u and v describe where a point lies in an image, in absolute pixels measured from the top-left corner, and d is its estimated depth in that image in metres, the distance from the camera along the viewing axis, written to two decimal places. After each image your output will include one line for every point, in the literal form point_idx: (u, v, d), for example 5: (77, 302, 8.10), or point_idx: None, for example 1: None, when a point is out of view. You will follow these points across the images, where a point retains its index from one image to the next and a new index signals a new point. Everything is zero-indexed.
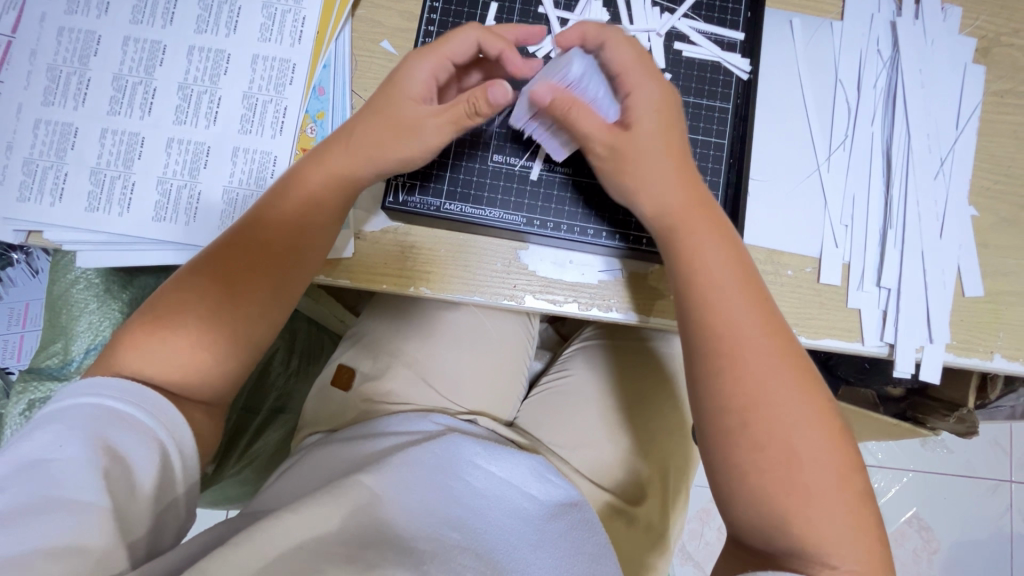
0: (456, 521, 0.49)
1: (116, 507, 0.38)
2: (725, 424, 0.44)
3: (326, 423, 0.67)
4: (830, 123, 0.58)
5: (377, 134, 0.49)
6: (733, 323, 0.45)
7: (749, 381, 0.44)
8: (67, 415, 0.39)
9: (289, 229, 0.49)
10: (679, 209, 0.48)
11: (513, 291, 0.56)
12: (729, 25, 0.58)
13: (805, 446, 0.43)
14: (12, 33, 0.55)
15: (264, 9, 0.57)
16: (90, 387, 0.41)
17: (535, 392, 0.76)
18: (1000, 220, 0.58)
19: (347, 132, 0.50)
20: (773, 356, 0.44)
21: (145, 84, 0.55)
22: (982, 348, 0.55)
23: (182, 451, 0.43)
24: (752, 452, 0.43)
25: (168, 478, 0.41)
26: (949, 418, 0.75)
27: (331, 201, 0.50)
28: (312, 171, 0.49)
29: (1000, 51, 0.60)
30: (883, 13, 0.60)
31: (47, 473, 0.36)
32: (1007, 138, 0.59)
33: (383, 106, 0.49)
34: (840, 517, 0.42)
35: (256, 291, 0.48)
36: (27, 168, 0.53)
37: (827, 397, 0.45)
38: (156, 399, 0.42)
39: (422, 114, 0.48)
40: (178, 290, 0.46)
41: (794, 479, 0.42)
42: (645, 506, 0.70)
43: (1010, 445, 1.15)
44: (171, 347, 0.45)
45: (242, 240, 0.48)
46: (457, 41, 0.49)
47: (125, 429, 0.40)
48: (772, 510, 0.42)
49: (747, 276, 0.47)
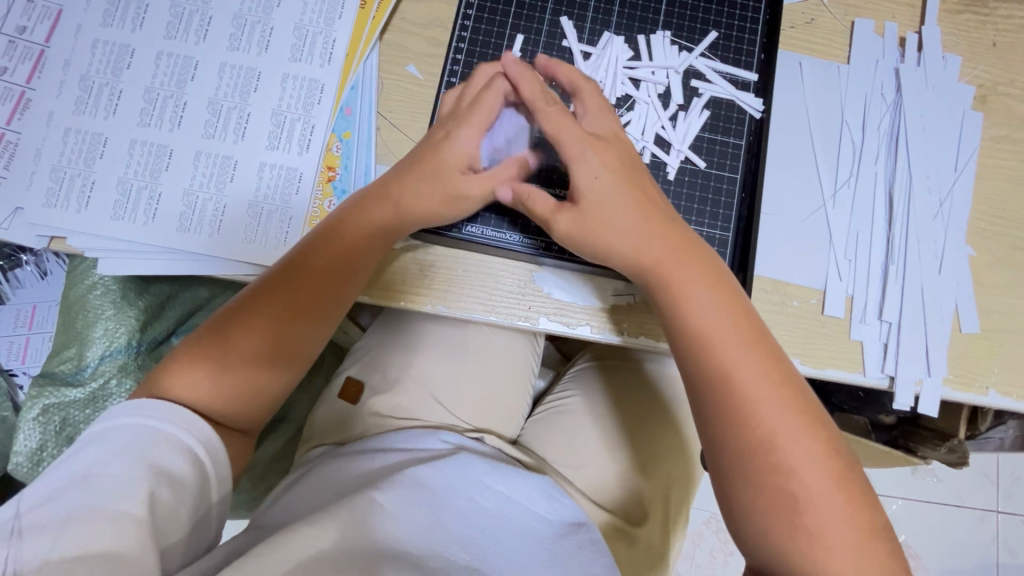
0: (465, 538, 0.50)
1: (156, 519, 0.39)
2: (734, 453, 0.46)
3: (334, 437, 0.68)
4: (836, 161, 0.61)
5: (425, 199, 0.52)
6: (717, 329, 0.48)
7: (751, 406, 0.46)
8: (117, 436, 0.41)
9: (323, 275, 0.50)
10: (653, 252, 0.50)
11: (528, 312, 0.58)
12: (743, 65, 0.61)
13: (807, 471, 0.44)
14: (46, 42, 0.56)
15: (297, 30, 0.58)
16: (136, 410, 0.43)
17: (537, 413, 0.77)
18: (995, 261, 0.60)
19: (392, 185, 0.52)
20: (766, 376, 0.47)
21: (176, 98, 0.56)
22: (977, 383, 0.58)
23: (217, 468, 0.45)
24: (757, 480, 0.45)
25: (204, 496, 0.44)
26: (941, 448, 0.80)
27: (379, 241, 0.52)
28: (350, 220, 0.52)
29: (995, 99, 0.63)
30: (887, 59, 0.63)
31: (90, 485, 0.38)
32: (1002, 181, 0.61)
33: (430, 175, 0.52)
34: (841, 528, 0.43)
35: (285, 323, 0.50)
36: (53, 175, 0.54)
37: (826, 421, 0.47)
38: (195, 421, 0.45)
39: (468, 188, 0.52)
40: (205, 335, 0.49)
41: (795, 507, 0.44)
42: (647, 528, 0.71)
43: (997, 476, 1.17)
44: (200, 383, 0.47)
45: (280, 273, 0.50)
46: (488, 102, 0.53)
47: (166, 450, 0.42)
48: (782, 541, 0.43)
49: (733, 293, 0.50)
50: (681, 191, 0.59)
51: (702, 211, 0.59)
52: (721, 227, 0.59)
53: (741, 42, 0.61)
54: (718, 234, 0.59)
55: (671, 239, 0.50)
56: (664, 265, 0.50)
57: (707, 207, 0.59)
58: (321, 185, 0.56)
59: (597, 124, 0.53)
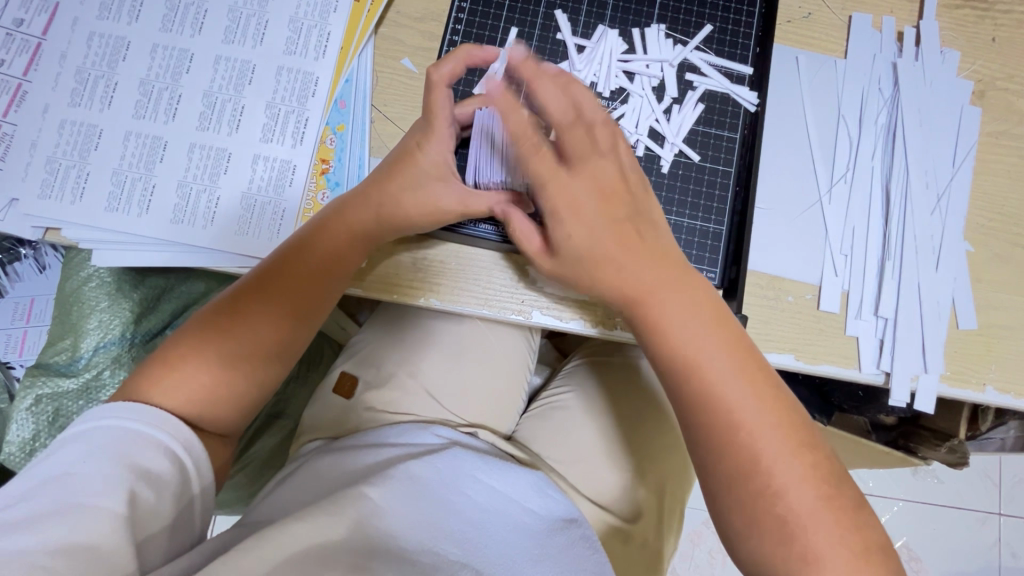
0: (459, 534, 0.50)
1: (133, 517, 0.39)
2: (721, 463, 0.45)
3: (327, 431, 0.68)
4: (833, 157, 0.60)
5: (406, 206, 0.51)
6: (705, 356, 0.46)
7: (738, 422, 0.45)
8: (92, 435, 0.41)
9: (305, 280, 0.51)
10: (644, 289, 0.48)
11: (521, 306, 0.57)
12: (739, 59, 0.61)
13: (795, 482, 0.44)
14: (42, 35, 0.57)
15: (292, 24, 0.58)
16: (112, 410, 0.44)
17: (532, 409, 0.76)
18: (993, 257, 0.59)
19: (370, 192, 0.52)
20: (747, 390, 0.46)
21: (171, 90, 0.56)
22: (975, 380, 0.57)
23: (196, 467, 0.45)
24: (744, 491, 0.45)
25: (184, 493, 0.44)
26: (941, 448, 0.78)
27: (360, 246, 0.52)
28: (331, 225, 0.52)
29: (995, 94, 0.62)
30: (885, 54, 0.62)
31: (67, 486, 0.39)
32: (1001, 177, 0.61)
33: (408, 183, 0.51)
34: (823, 522, 0.43)
35: (274, 328, 0.51)
36: (48, 166, 0.54)
37: (810, 429, 0.46)
38: (178, 423, 0.45)
39: (445, 196, 0.51)
40: (188, 340, 0.49)
41: (781, 520, 0.43)
42: (642, 524, 0.71)
43: (999, 478, 1.16)
44: (186, 381, 0.47)
45: (262, 279, 0.51)
46: (439, 102, 0.50)
47: (143, 447, 0.42)
48: (767, 552, 0.44)
49: (719, 315, 0.48)
50: (675, 184, 0.59)
51: (696, 204, 0.58)
52: (715, 220, 0.58)
53: (736, 36, 0.61)
54: (712, 227, 0.58)
55: (660, 269, 0.48)
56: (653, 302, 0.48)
57: (701, 200, 0.59)
58: (314, 178, 0.57)
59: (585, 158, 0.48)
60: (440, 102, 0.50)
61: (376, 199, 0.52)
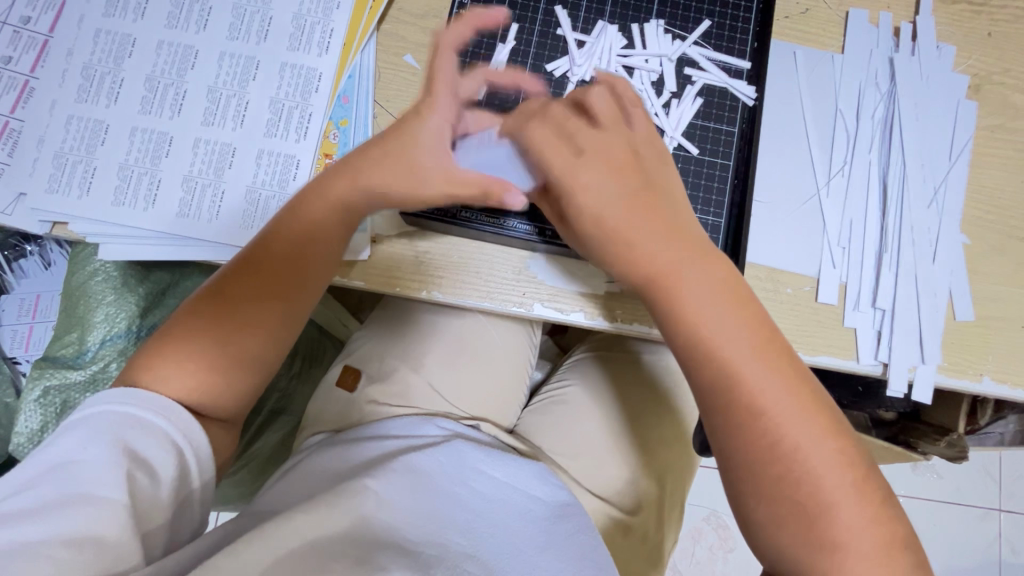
0: (461, 526, 0.50)
1: (135, 510, 0.40)
2: (744, 451, 0.45)
3: (330, 424, 0.69)
4: (831, 151, 0.61)
5: (385, 180, 0.50)
6: (725, 335, 0.46)
7: (765, 406, 0.45)
8: (95, 422, 0.42)
9: (289, 256, 0.51)
10: (667, 263, 0.47)
11: (522, 298, 0.58)
12: (736, 54, 0.62)
13: (821, 464, 0.44)
14: (49, 33, 0.58)
15: (295, 20, 0.59)
16: (115, 397, 0.44)
17: (534, 403, 0.77)
18: (991, 250, 0.60)
19: (350, 166, 0.51)
20: (765, 367, 0.46)
21: (176, 86, 0.57)
22: (972, 370, 0.58)
23: (199, 457, 0.46)
24: (767, 479, 0.45)
25: (186, 484, 0.44)
26: (940, 442, 0.77)
27: (341, 222, 0.52)
28: (311, 202, 0.51)
29: (990, 88, 0.63)
30: (881, 49, 0.63)
31: (71, 474, 0.39)
32: (997, 170, 0.62)
33: (390, 155, 0.50)
34: (847, 499, 0.44)
35: (268, 308, 0.50)
36: (56, 162, 0.55)
37: (835, 414, 0.46)
38: (184, 416, 0.45)
39: (429, 169, 0.50)
40: (182, 325, 0.49)
41: (804, 504, 0.44)
42: (642, 517, 0.71)
43: (999, 473, 1.17)
44: (190, 374, 0.47)
45: (248, 260, 0.51)
46: (444, 67, 0.52)
47: (146, 436, 0.43)
48: (793, 541, 0.44)
49: (739, 297, 0.47)
50: None
51: (696, 197, 0.59)
52: (715, 213, 0.59)
53: (734, 32, 0.62)
54: (711, 220, 0.59)
55: (683, 242, 0.48)
56: (672, 276, 0.47)
57: (700, 193, 0.59)
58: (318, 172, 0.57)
59: (584, 141, 0.49)
60: (443, 67, 0.52)
61: (355, 175, 0.51)
